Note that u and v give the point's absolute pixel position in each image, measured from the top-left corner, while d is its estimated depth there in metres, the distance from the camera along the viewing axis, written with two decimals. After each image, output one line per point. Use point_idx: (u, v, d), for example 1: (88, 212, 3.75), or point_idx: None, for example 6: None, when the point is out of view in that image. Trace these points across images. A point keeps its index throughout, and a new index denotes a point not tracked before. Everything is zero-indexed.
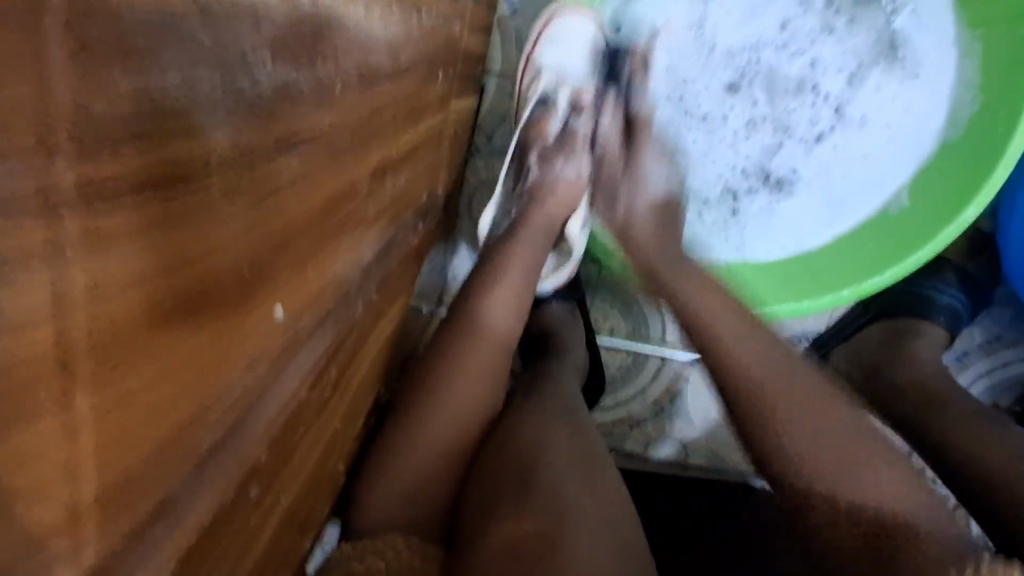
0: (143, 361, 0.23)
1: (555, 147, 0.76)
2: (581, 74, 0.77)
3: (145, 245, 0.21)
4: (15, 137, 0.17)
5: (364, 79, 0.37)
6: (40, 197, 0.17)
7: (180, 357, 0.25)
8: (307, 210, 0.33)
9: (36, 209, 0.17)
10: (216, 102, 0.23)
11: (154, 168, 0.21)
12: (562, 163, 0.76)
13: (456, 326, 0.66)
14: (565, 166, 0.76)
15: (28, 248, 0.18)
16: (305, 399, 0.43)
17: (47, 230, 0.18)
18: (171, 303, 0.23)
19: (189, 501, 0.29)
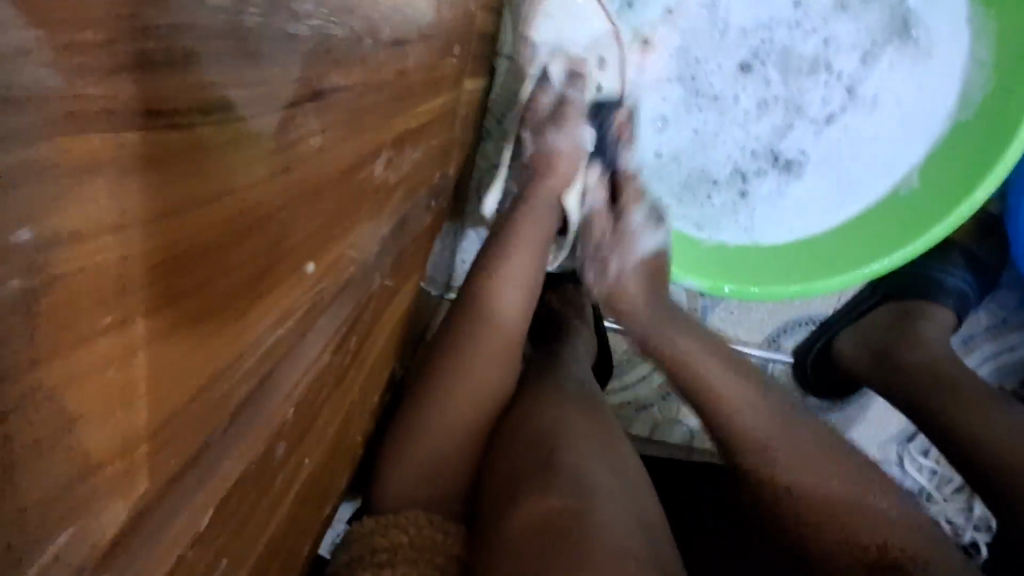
0: (190, 296, 0.22)
1: (547, 117, 0.73)
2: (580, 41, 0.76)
3: (191, 172, 0.21)
4: (65, 40, 0.16)
5: (389, 41, 0.37)
6: (88, 109, 0.17)
7: (222, 296, 0.24)
8: (337, 165, 0.33)
9: (83, 122, 0.17)
10: (260, 36, 0.23)
11: (197, 94, 0.20)
12: (555, 134, 0.72)
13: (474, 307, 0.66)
14: (558, 137, 0.72)
15: (77, 162, 0.17)
16: (326, 365, 0.44)
17: (95, 145, 0.17)
18: (216, 238, 0.23)
19: (223, 452, 0.30)
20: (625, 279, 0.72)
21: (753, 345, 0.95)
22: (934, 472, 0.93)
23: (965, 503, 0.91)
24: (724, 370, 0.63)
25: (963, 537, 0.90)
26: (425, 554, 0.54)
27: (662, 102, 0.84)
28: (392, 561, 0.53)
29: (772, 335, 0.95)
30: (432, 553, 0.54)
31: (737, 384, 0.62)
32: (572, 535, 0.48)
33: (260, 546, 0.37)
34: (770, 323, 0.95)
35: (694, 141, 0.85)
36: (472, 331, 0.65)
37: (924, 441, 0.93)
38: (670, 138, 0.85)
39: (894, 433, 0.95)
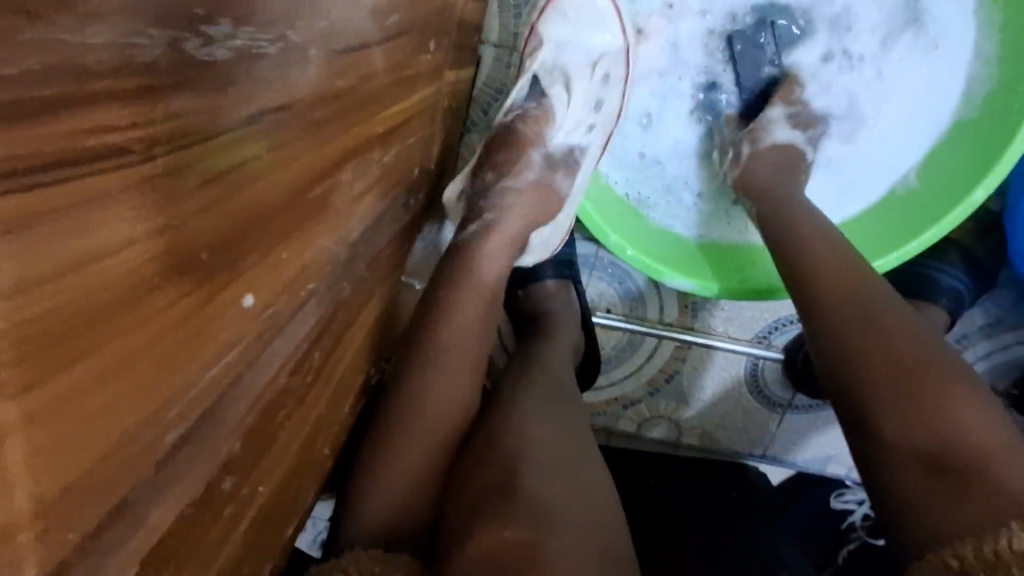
0: (82, 360, 0.20)
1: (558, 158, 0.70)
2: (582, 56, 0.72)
3: (73, 229, 0.18)
4: None
5: (343, 46, 0.34)
6: None
7: (127, 352, 0.22)
8: (282, 187, 0.30)
9: None
10: (168, 66, 0.20)
11: (89, 138, 0.18)
12: (563, 177, 0.70)
13: (438, 313, 0.62)
14: (564, 181, 0.70)
15: None
16: (285, 386, 0.41)
17: None
18: (112, 297, 0.20)
19: (151, 500, 0.28)
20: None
21: (742, 343, 0.90)
22: None
23: None
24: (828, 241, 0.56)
25: None
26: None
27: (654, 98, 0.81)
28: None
29: (762, 333, 0.90)
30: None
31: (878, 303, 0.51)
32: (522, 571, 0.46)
33: None
34: (761, 320, 0.90)
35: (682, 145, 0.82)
36: (439, 342, 0.61)
37: None
38: (657, 137, 0.82)
39: None
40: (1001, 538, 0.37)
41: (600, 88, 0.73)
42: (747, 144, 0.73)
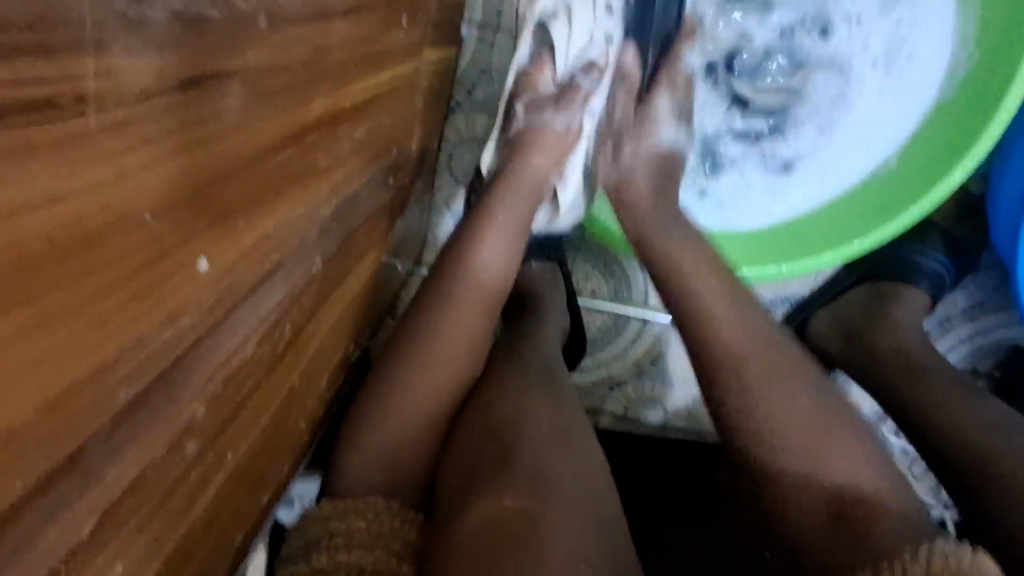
0: (13, 312, 0.20)
1: (547, 98, 0.71)
2: None
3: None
4: None
5: (298, 16, 0.35)
6: None
7: (64, 307, 0.22)
8: (235, 155, 0.31)
9: None
10: (93, 23, 0.21)
11: (25, 92, 0.19)
12: (552, 114, 0.71)
13: (433, 300, 0.64)
14: (554, 116, 0.71)
15: None
16: (251, 356, 0.42)
17: None
18: (47, 253, 0.21)
19: (107, 460, 0.28)
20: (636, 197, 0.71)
21: None
22: (903, 452, 0.93)
23: (931, 484, 0.91)
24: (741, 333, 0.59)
25: (932, 515, 0.89)
26: (382, 539, 0.53)
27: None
28: (348, 545, 0.53)
29: None
30: (390, 540, 0.53)
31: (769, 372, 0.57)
32: (512, 539, 0.47)
33: (171, 543, 0.37)
34: None
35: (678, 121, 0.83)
36: (437, 318, 0.63)
37: (894, 424, 0.92)
38: None
39: (866, 414, 0.94)
40: None
41: (604, 21, 0.72)
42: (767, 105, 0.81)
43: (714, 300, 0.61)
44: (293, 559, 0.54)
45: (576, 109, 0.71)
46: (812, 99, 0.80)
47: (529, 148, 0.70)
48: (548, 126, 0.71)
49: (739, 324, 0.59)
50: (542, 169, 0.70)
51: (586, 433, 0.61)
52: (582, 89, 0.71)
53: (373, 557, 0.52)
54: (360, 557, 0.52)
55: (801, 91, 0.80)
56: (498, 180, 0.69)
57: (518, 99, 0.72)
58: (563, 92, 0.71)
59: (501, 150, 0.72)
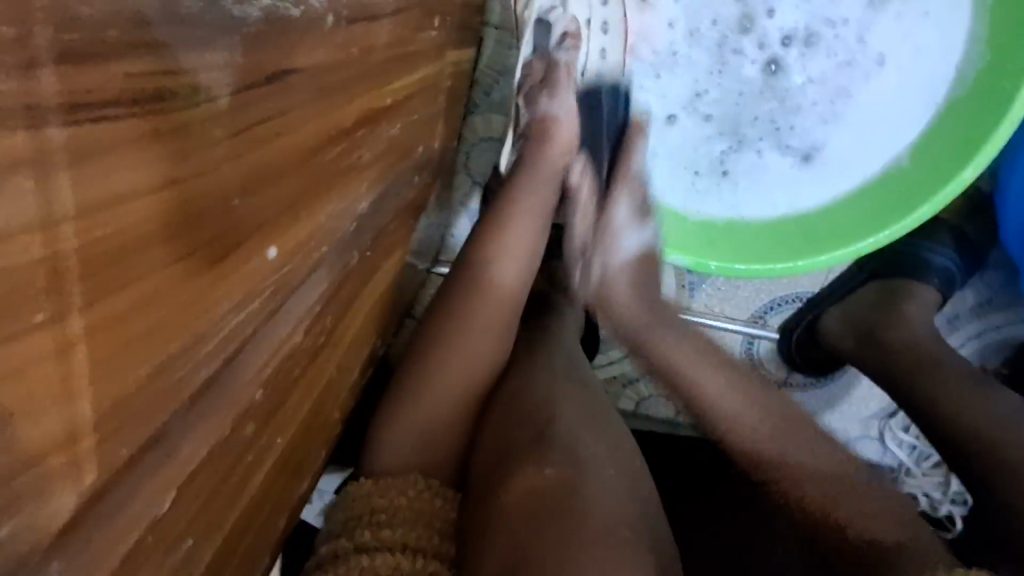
0: (125, 289, 0.22)
1: (540, 84, 0.71)
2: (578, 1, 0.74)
3: (116, 171, 0.20)
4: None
5: (351, 15, 0.36)
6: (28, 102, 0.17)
7: (163, 289, 0.24)
8: (299, 147, 0.33)
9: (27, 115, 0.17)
10: (200, 17, 0.22)
11: (142, 85, 0.20)
12: (548, 101, 0.71)
13: (464, 288, 0.66)
14: (551, 103, 0.71)
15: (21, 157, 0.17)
16: (299, 344, 0.44)
17: (38, 139, 0.17)
18: (150, 236, 0.22)
19: (183, 436, 0.30)
20: (612, 277, 0.72)
21: (739, 321, 0.95)
22: (913, 448, 0.94)
23: (941, 479, 0.92)
24: (694, 356, 0.66)
25: (940, 510, 0.92)
26: (422, 517, 0.56)
27: (692, 77, 0.85)
28: (391, 522, 0.54)
29: (759, 311, 0.94)
30: (432, 518, 0.56)
31: (718, 380, 0.64)
32: (550, 510, 0.49)
33: (228, 522, 0.38)
34: (759, 300, 0.94)
35: (705, 119, 0.86)
36: (462, 307, 0.65)
37: (905, 419, 0.93)
38: (664, 140, 0.87)
39: (876, 409, 0.95)
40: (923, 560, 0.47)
41: (601, 11, 0.75)
42: (779, 103, 0.84)
43: (690, 370, 0.65)
44: (335, 535, 0.56)
45: (567, 93, 0.71)
46: (822, 98, 0.83)
47: (539, 138, 0.71)
48: (547, 112, 0.71)
49: (770, 412, 0.60)
50: (554, 157, 0.71)
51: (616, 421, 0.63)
52: (563, 62, 0.72)
53: (417, 534, 0.54)
54: (404, 534, 0.54)
55: (810, 91, 0.83)
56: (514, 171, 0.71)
57: (521, 94, 0.73)
58: (550, 74, 0.71)
59: (517, 141, 0.73)
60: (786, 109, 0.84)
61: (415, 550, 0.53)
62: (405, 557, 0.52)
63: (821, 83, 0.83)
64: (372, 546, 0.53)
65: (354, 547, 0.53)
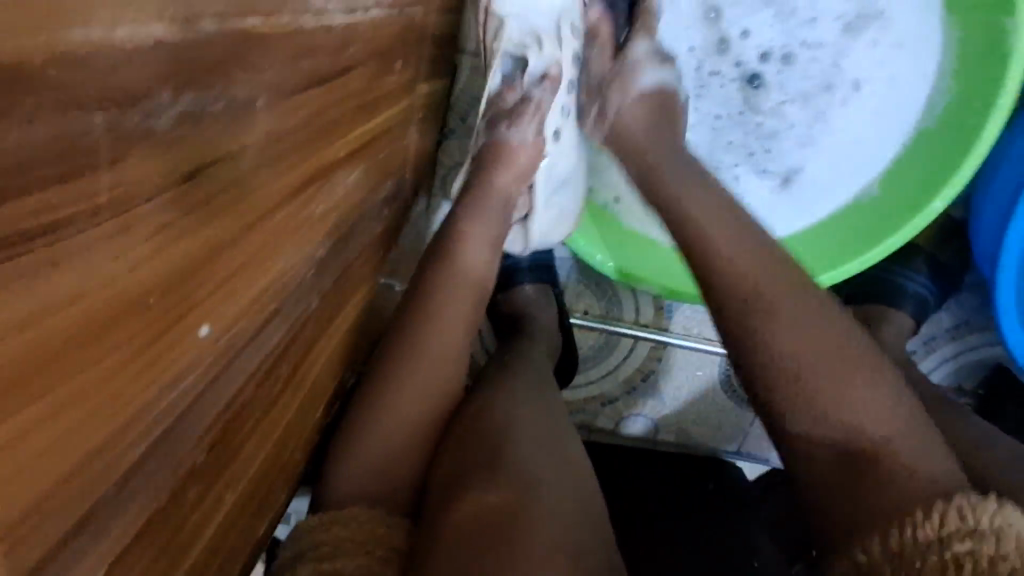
0: (17, 415, 0.22)
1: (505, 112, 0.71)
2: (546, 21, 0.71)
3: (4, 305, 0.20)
4: None
5: (294, 85, 0.36)
6: None
7: (63, 403, 0.24)
8: (231, 226, 0.33)
9: None
10: (107, 141, 0.22)
11: (47, 217, 0.21)
12: (509, 130, 0.71)
13: (416, 310, 0.66)
14: (512, 133, 0.71)
15: None
16: (250, 397, 0.44)
17: None
18: (52, 351, 0.22)
19: (113, 516, 0.31)
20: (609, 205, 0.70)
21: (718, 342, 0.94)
22: None
23: None
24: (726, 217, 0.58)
25: None
26: (365, 546, 0.55)
27: None
28: (333, 553, 0.54)
29: None
30: (375, 546, 0.55)
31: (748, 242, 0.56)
32: (496, 541, 0.49)
33: None
34: None
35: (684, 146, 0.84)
36: (416, 329, 0.66)
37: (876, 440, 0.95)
38: None
39: None
40: (909, 528, 0.39)
41: (570, 44, 0.72)
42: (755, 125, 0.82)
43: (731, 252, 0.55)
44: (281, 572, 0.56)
45: (528, 125, 0.71)
46: (800, 120, 0.81)
47: (494, 163, 0.71)
48: (504, 141, 0.71)
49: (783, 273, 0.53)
50: (510, 181, 0.71)
51: (574, 441, 0.64)
52: (536, 100, 0.71)
53: (358, 561, 0.53)
54: (343, 563, 0.53)
55: (788, 112, 0.81)
56: (467, 201, 0.71)
57: (485, 115, 0.73)
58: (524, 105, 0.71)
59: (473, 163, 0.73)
60: (764, 132, 0.82)
61: None
62: None
63: (798, 106, 0.81)
64: None
65: None
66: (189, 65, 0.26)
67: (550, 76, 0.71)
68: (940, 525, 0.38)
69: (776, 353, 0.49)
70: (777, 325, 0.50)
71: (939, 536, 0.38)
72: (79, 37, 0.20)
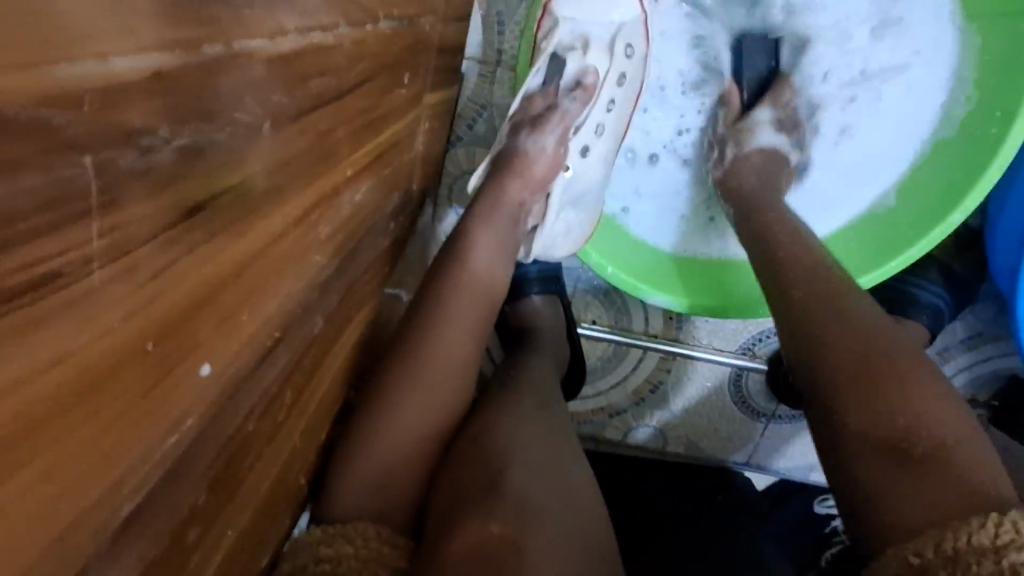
0: (5, 485, 0.20)
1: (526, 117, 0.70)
2: (602, 29, 0.71)
3: None
4: None
5: (300, 107, 0.35)
6: None
7: (55, 465, 0.22)
8: (234, 259, 0.31)
9: None
10: (102, 183, 0.20)
11: (35, 271, 0.19)
12: (533, 138, 0.69)
13: (422, 319, 0.64)
14: (536, 142, 0.69)
15: None
16: (252, 429, 0.42)
17: None
18: (42, 412, 0.20)
19: (110, 572, 0.29)
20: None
21: (726, 353, 0.92)
22: None
23: None
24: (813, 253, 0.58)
25: None
26: (369, 566, 0.54)
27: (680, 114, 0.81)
28: (334, 571, 0.53)
29: (746, 344, 0.92)
30: (378, 566, 0.54)
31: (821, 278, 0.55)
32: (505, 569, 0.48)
33: None
34: (745, 331, 0.92)
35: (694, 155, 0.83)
36: (421, 339, 0.63)
37: None
38: (653, 177, 0.84)
39: None
40: (962, 534, 0.36)
41: (621, 63, 0.72)
42: None
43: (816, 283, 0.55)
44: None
45: (551, 133, 0.69)
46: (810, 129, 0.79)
47: (511, 171, 0.69)
48: (522, 149, 0.69)
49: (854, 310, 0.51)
50: (524, 192, 0.69)
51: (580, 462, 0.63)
52: (563, 109, 0.70)
53: None
54: None
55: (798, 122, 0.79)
56: (473, 209, 0.69)
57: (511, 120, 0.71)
58: (547, 116, 0.69)
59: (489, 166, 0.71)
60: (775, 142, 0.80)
61: None
62: None
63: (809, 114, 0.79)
64: None
65: None
66: (191, 94, 0.24)
67: (583, 85, 0.70)
68: (994, 534, 0.35)
69: (831, 357, 0.48)
70: (844, 328, 0.49)
71: (994, 544, 0.35)
72: (68, 73, 0.18)
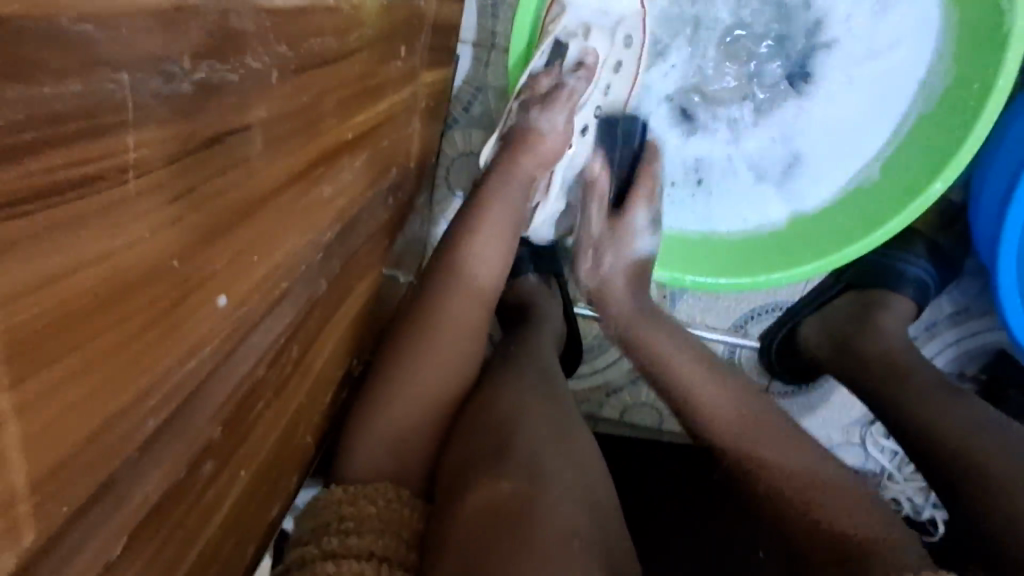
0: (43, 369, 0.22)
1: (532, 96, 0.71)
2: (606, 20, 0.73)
3: (31, 256, 0.20)
4: None
5: (303, 63, 0.37)
6: None
7: (84, 361, 0.24)
8: (245, 198, 0.33)
9: None
10: (131, 102, 0.23)
11: (72, 173, 0.21)
12: (540, 114, 0.71)
13: (432, 296, 0.67)
14: (543, 119, 0.71)
15: None
16: (262, 377, 0.45)
17: None
18: (76, 305, 0.23)
19: (134, 485, 0.31)
20: (613, 275, 0.77)
21: (722, 331, 0.97)
22: (894, 453, 0.96)
23: (922, 483, 0.94)
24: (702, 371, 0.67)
25: (922, 514, 0.93)
26: (391, 527, 0.56)
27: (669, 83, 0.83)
28: (359, 530, 0.55)
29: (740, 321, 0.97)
30: (399, 527, 0.56)
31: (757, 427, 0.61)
32: (511, 522, 0.50)
33: (187, 560, 0.39)
34: (739, 308, 0.97)
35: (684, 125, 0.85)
36: (429, 311, 0.66)
37: (883, 427, 0.95)
38: None
39: (856, 416, 0.97)
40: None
41: (620, 51, 0.74)
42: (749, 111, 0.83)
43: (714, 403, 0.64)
44: (304, 542, 0.57)
45: (560, 112, 0.71)
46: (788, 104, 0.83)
47: (519, 147, 0.71)
48: (532, 126, 0.71)
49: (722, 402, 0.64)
50: (530, 170, 0.72)
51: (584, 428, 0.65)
52: (569, 88, 0.71)
53: (384, 543, 0.55)
54: (371, 542, 0.54)
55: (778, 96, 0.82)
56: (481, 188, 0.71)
57: (518, 99, 0.73)
58: (554, 94, 0.71)
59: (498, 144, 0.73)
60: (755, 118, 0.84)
61: (381, 559, 0.53)
62: (371, 565, 0.52)
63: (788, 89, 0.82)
64: (338, 553, 0.54)
65: (319, 556, 0.54)
66: (208, 34, 0.27)
67: (585, 65, 0.72)
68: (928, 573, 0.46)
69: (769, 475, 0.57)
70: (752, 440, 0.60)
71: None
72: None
